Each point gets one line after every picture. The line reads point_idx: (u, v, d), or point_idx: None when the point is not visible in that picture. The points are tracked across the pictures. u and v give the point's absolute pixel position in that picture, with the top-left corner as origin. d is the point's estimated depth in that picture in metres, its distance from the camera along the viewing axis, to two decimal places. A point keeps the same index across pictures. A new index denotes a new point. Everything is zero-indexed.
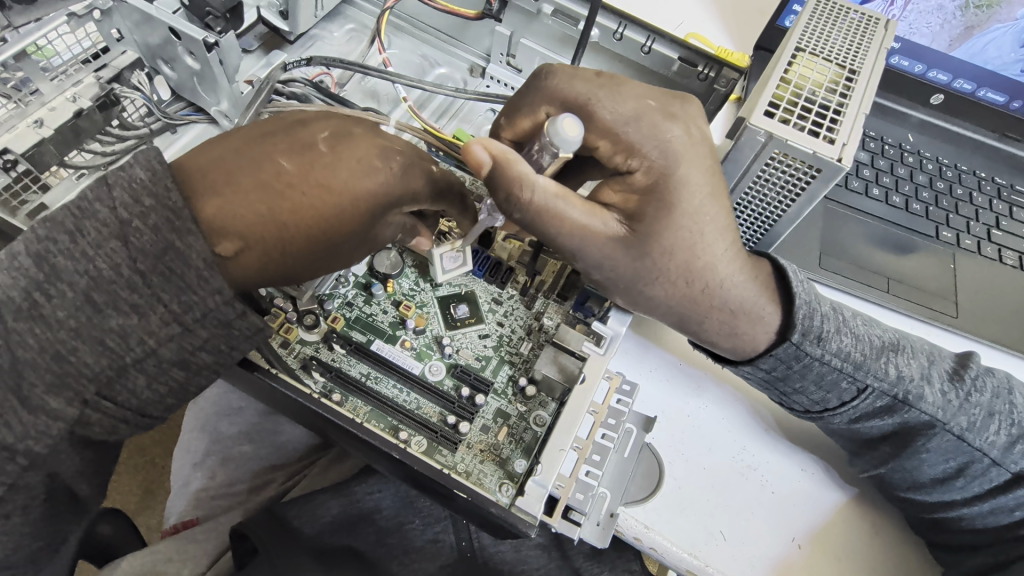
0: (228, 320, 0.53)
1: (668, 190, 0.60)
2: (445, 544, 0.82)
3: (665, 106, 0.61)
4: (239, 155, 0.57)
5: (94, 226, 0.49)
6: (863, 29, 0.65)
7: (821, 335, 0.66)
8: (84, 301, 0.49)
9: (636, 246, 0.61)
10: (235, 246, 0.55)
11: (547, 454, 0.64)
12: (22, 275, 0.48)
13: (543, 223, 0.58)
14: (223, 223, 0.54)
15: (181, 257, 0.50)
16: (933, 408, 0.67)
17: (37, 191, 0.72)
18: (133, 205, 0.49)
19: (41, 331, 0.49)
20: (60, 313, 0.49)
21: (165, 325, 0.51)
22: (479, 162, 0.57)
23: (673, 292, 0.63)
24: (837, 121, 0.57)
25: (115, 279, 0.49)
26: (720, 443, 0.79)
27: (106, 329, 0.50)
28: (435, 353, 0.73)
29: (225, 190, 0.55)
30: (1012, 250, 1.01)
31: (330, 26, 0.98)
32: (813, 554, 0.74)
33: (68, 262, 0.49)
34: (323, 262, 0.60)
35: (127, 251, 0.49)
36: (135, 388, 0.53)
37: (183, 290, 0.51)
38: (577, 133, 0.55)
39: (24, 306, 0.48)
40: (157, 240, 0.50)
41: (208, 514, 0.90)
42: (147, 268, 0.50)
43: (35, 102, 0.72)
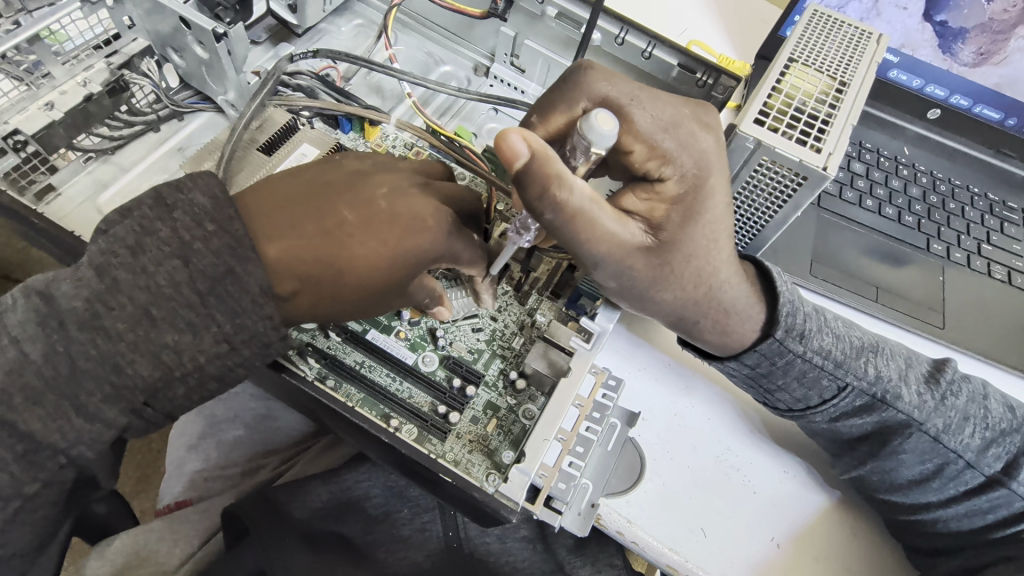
0: (269, 342, 0.55)
1: (697, 197, 0.59)
2: (432, 534, 0.83)
3: (701, 117, 0.61)
4: (304, 200, 0.59)
5: (156, 242, 0.52)
6: (856, 42, 0.67)
7: (803, 332, 0.68)
8: (142, 315, 0.51)
9: (656, 254, 0.60)
10: (295, 289, 0.57)
11: (530, 444, 0.66)
12: (84, 286, 0.51)
13: (573, 232, 0.56)
14: (287, 265, 0.56)
15: (238, 283, 0.53)
16: (909, 408, 0.69)
17: (45, 172, 0.77)
18: (195, 228, 0.53)
19: (101, 341, 0.51)
20: (120, 326, 0.51)
21: (215, 344, 0.53)
22: (514, 153, 0.51)
23: (682, 295, 0.63)
24: (825, 131, 0.58)
25: (174, 296, 0.52)
26: (704, 444, 0.81)
27: (162, 343, 0.52)
28: (429, 345, 0.74)
29: (290, 235, 0.57)
30: (1000, 264, 1.03)
31: (338, 21, 1.00)
32: (792, 554, 0.76)
33: (129, 276, 0.51)
34: (372, 307, 0.62)
35: (188, 270, 0.52)
36: (175, 398, 0.54)
37: (237, 314, 0.53)
38: (613, 125, 0.51)
39: (87, 315, 0.50)
40: (217, 263, 0.52)
41: (201, 496, 0.92)
42: (205, 288, 0.52)
43: (46, 85, 0.73)
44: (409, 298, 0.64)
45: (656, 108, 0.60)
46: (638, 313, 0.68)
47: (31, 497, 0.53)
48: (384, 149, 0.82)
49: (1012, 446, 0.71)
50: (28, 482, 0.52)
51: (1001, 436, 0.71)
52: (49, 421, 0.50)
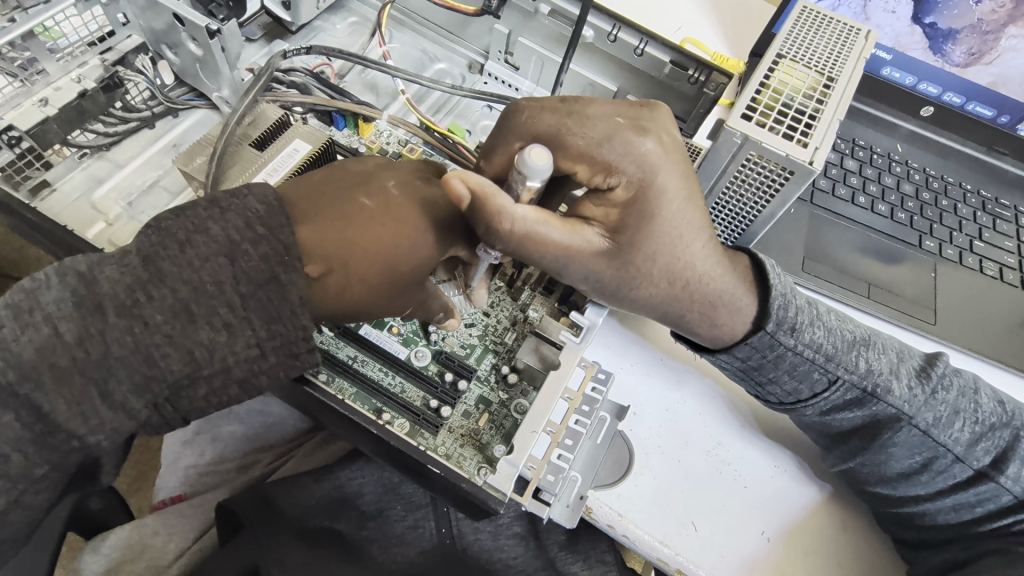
0: (297, 352, 0.56)
1: (647, 200, 0.57)
2: (425, 531, 0.83)
3: (635, 120, 0.57)
4: (329, 192, 0.59)
5: (205, 241, 0.52)
6: (844, 39, 0.67)
7: (795, 326, 0.68)
8: (181, 310, 0.51)
9: (619, 258, 0.59)
10: (325, 269, 0.56)
11: (519, 437, 0.66)
12: (130, 272, 0.51)
13: (526, 249, 0.55)
14: (317, 250, 0.56)
15: (280, 290, 0.54)
16: (899, 402, 0.69)
17: (39, 167, 0.77)
18: (245, 229, 0.53)
19: (141, 332, 0.50)
20: (157, 317, 0.51)
21: (247, 348, 0.53)
22: (457, 197, 0.52)
23: (657, 292, 0.62)
24: (811, 127, 0.59)
25: (216, 295, 0.52)
26: (696, 438, 0.81)
27: (196, 341, 0.51)
28: (421, 340, 0.75)
29: (319, 221, 0.57)
30: (993, 261, 1.04)
31: (333, 18, 1.00)
32: (782, 548, 0.76)
33: (175, 269, 0.51)
34: (395, 297, 0.61)
35: (232, 270, 0.52)
36: (195, 399, 0.54)
37: (274, 320, 0.54)
38: (546, 158, 0.51)
39: (127, 302, 0.50)
40: (264, 268, 0.53)
41: (195, 491, 0.93)
42: (247, 290, 0.53)
43: (41, 81, 0.73)
44: (428, 302, 0.65)
45: (603, 115, 0.57)
46: (614, 306, 0.67)
47: (34, 484, 0.53)
48: (379, 147, 0.81)
49: (1001, 439, 0.71)
50: (39, 463, 0.51)
51: (990, 431, 0.70)
52: (76, 405, 0.49)
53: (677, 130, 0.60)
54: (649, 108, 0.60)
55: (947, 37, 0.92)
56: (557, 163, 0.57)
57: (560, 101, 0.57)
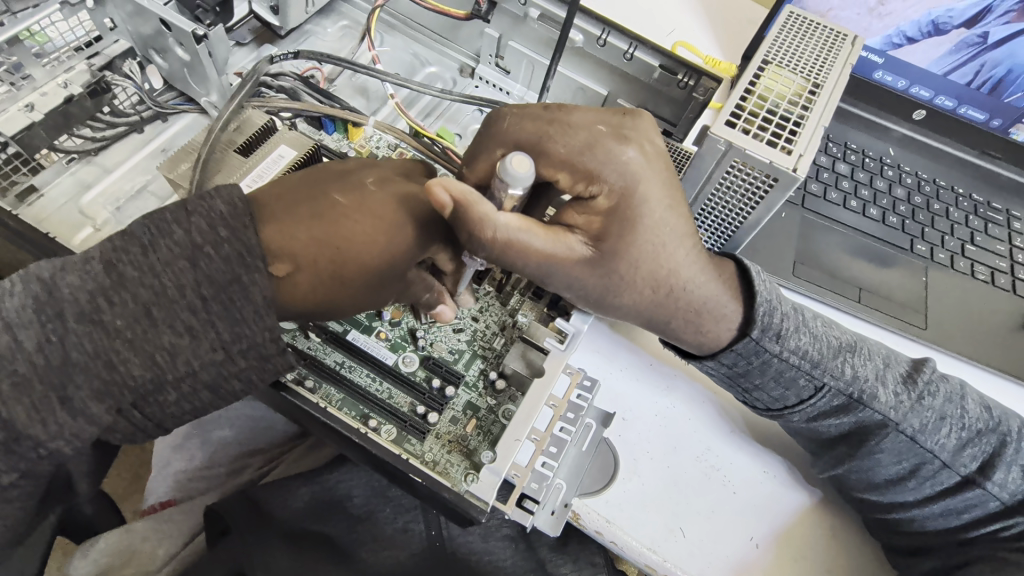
0: (268, 355, 0.55)
1: (630, 208, 0.57)
2: (415, 533, 0.83)
3: (617, 128, 0.57)
4: (298, 194, 0.59)
5: (168, 245, 0.52)
6: (831, 45, 0.67)
7: (780, 332, 0.67)
8: (142, 313, 0.51)
9: (603, 266, 0.58)
10: (290, 270, 0.56)
11: (502, 444, 0.66)
12: (93, 279, 0.51)
13: (509, 257, 0.55)
14: (285, 246, 0.56)
15: (243, 291, 0.53)
16: (885, 408, 0.69)
17: (26, 172, 0.77)
18: (207, 231, 0.53)
19: (99, 337, 0.50)
20: (118, 321, 0.51)
21: (211, 350, 0.53)
22: (440, 204, 0.52)
23: (641, 299, 0.62)
24: (796, 133, 0.59)
25: (177, 298, 0.52)
26: (685, 444, 0.81)
27: (158, 345, 0.51)
28: (409, 345, 0.75)
29: (286, 223, 0.57)
30: (984, 265, 1.04)
31: (324, 22, 1.00)
32: (770, 554, 0.76)
33: (136, 273, 0.51)
34: (367, 295, 0.61)
35: (194, 274, 0.52)
36: (166, 404, 0.54)
37: (236, 322, 0.53)
38: (529, 167, 0.51)
39: (88, 309, 0.50)
40: (226, 270, 0.53)
41: (183, 496, 0.92)
42: (209, 294, 0.52)
43: (27, 86, 0.73)
44: (405, 292, 0.64)
45: (586, 123, 0.57)
46: (600, 314, 0.67)
47: (10, 490, 0.53)
48: (368, 151, 0.82)
49: (987, 445, 0.71)
50: (6, 471, 0.51)
51: (977, 436, 0.71)
52: (34, 412, 0.49)
53: (661, 138, 0.61)
54: (632, 112, 0.59)
55: (914, 54, 0.94)
56: (541, 172, 0.57)
57: (543, 109, 0.58)
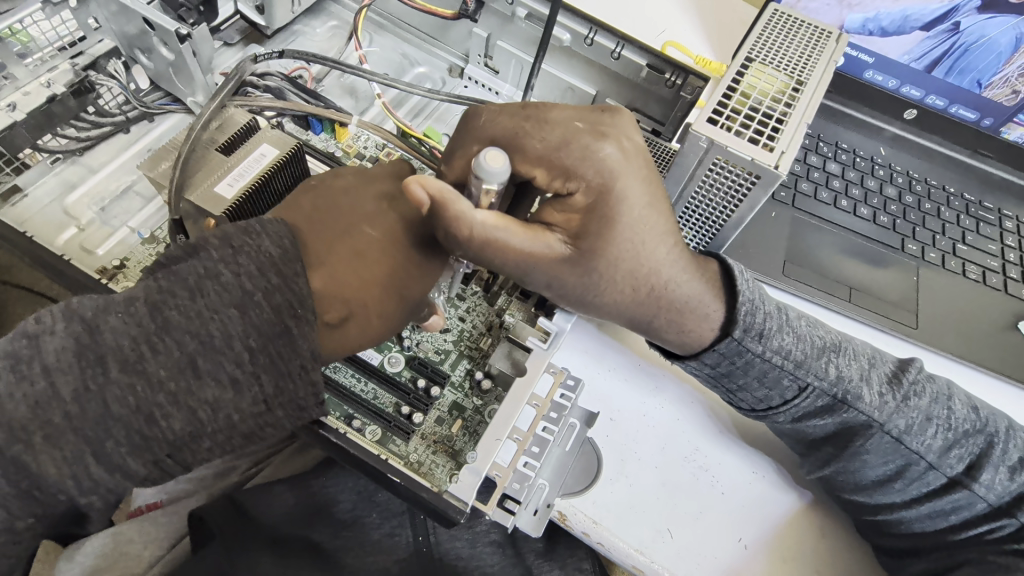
0: (306, 407, 0.55)
1: (608, 206, 0.57)
2: (402, 539, 0.82)
3: (595, 125, 0.57)
4: (336, 230, 0.57)
5: (215, 287, 0.50)
6: (815, 42, 0.67)
7: (763, 332, 0.67)
8: (187, 364, 0.49)
9: (581, 264, 0.58)
10: (342, 315, 0.56)
11: (483, 444, 0.65)
12: (135, 323, 0.48)
13: (487, 255, 0.55)
14: (334, 292, 0.55)
15: (291, 344, 0.52)
16: (870, 409, 0.68)
17: (9, 173, 0.76)
18: (258, 278, 0.52)
19: (141, 389, 0.48)
20: (161, 372, 0.48)
21: (253, 404, 0.52)
22: (417, 201, 0.52)
23: (622, 298, 0.62)
24: (778, 130, 0.58)
25: (224, 350, 0.50)
26: (672, 445, 0.81)
27: (201, 400, 0.49)
28: (395, 346, 0.74)
29: (332, 267, 0.56)
30: (975, 264, 1.03)
31: (313, 22, 1.00)
32: (757, 555, 0.76)
33: (182, 318, 0.49)
34: (410, 323, 0.61)
35: (243, 322, 0.50)
36: (199, 452, 0.52)
37: (282, 375, 0.52)
38: (504, 163, 0.51)
39: (131, 358, 0.48)
40: (276, 321, 0.52)
41: (172, 498, 0.89)
42: (257, 345, 0.51)
43: (8, 85, 0.72)
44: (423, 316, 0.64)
45: (564, 120, 0.57)
46: (582, 313, 0.66)
47: None
48: (356, 150, 0.83)
49: (975, 446, 0.70)
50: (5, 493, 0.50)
51: (964, 437, 0.70)
52: (59, 469, 0.47)
53: (641, 136, 0.61)
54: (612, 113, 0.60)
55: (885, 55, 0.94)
56: (518, 169, 0.57)
57: (522, 106, 0.58)
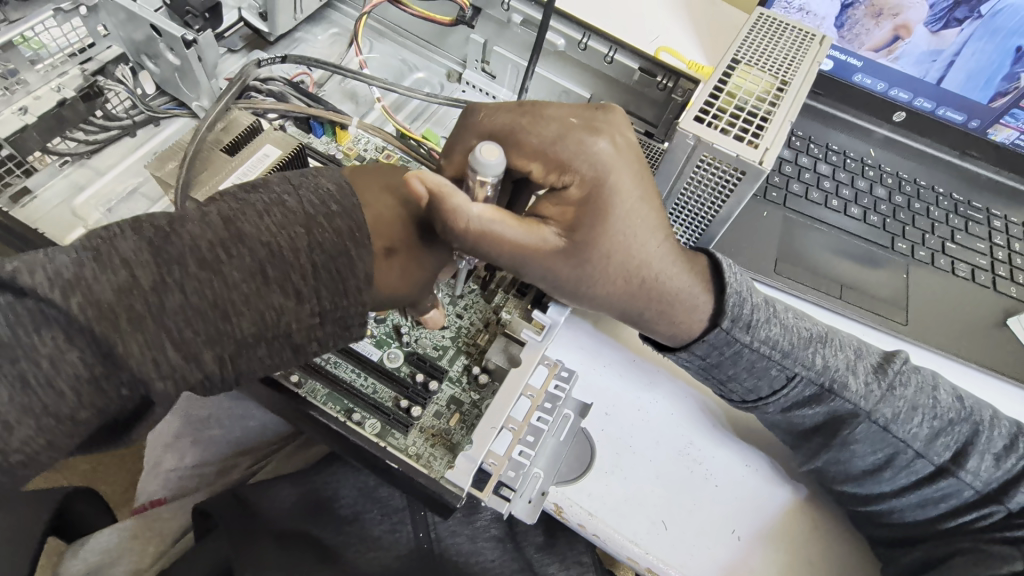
0: (352, 326, 0.53)
1: (601, 199, 0.59)
2: (403, 535, 0.83)
3: (589, 120, 0.60)
4: (385, 179, 0.57)
5: (282, 212, 0.50)
6: (799, 44, 0.69)
7: (750, 322, 0.69)
8: (258, 270, 0.47)
9: (575, 255, 0.60)
10: (388, 249, 0.54)
11: (478, 432, 0.66)
12: (211, 228, 0.47)
13: (483, 248, 0.57)
14: (384, 231, 0.54)
15: (350, 265, 0.51)
16: (855, 397, 0.70)
17: (20, 174, 0.78)
18: (319, 205, 0.51)
19: (218, 287, 0.47)
20: (236, 273, 0.47)
21: (310, 316, 0.50)
22: (416, 196, 0.55)
23: (614, 290, 0.63)
24: (763, 128, 0.60)
25: (291, 261, 0.49)
26: (666, 438, 0.82)
27: (268, 304, 0.48)
28: (394, 342, 0.76)
29: (380, 202, 0.55)
30: (965, 262, 1.05)
31: (314, 30, 1.03)
32: (750, 546, 0.77)
33: (254, 228, 0.48)
34: None
35: (307, 239, 0.49)
36: (254, 362, 0.50)
37: (341, 293, 0.51)
38: (500, 155, 0.54)
39: (207, 257, 0.46)
40: (337, 242, 0.50)
41: (174, 494, 0.93)
42: (320, 261, 0.50)
43: (21, 90, 0.75)
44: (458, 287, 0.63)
45: (568, 111, 0.60)
46: (579, 306, 0.68)
47: None
48: (356, 153, 0.85)
49: (960, 434, 0.71)
50: None
51: (950, 425, 0.71)
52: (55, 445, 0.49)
53: (631, 132, 0.63)
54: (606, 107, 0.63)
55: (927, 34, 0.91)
56: (514, 164, 0.59)
57: (519, 103, 0.60)
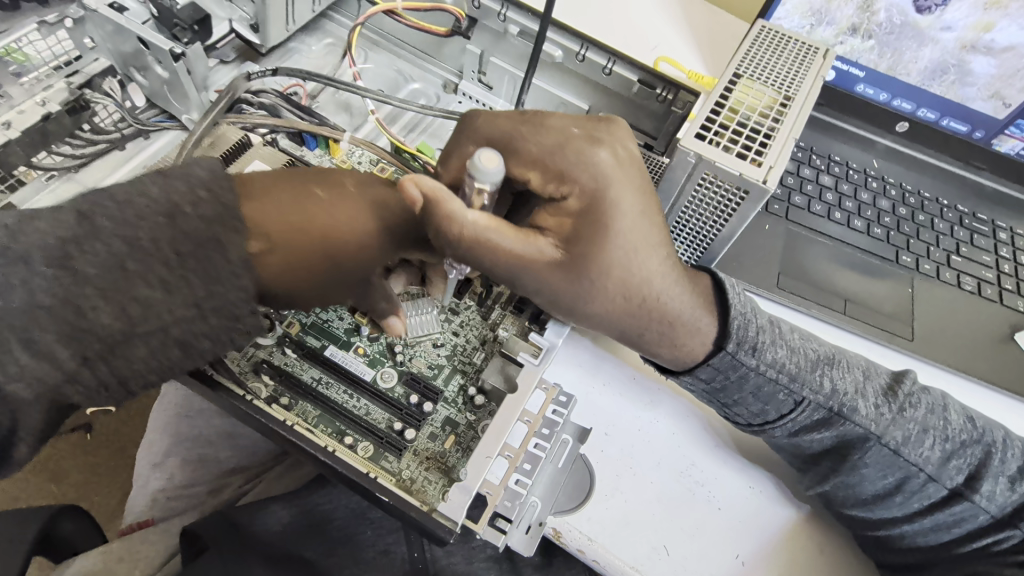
0: (240, 317, 0.54)
1: (601, 210, 0.57)
2: (397, 556, 0.80)
3: (589, 131, 0.59)
4: (286, 178, 0.59)
5: (149, 205, 0.50)
6: (803, 57, 0.68)
7: (756, 345, 0.67)
8: (118, 267, 0.48)
9: (573, 268, 0.58)
10: (266, 246, 0.55)
11: (473, 461, 0.64)
12: (63, 227, 0.48)
13: (476, 255, 0.56)
14: (262, 227, 0.55)
15: (221, 252, 0.52)
16: (866, 421, 0.68)
17: (4, 189, 0.76)
18: (190, 195, 0.52)
19: (69, 283, 0.47)
20: (91, 270, 0.48)
21: (186, 308, 0.51)
22: (412, 200, 0.55)
23: (613, 307, 0.61)
24: (766, 145, 0.59)
25: (153, 251, 0.49)
26: (668, 459, 0.80)
27: (131, 296, 0.49)
28: (387, 361, 0.74)
29: (266, 198, 0.56)
30: (971, 275, 1.03)
31: (308, 40, 1.01)
32: (755, 571, 0.75)
33: (113, 226, 0.49)
34: (329, 284, 0.60)
35: (173, 232, 0.50)
36: (134, 361, 0.51)
37: (213, 281, 0.52)
38: (498, 163, 0.52)
39: (60, 255, 0.47)
40: (206, 232, 0.51)
41: (164, 515, 0.90)
42: (188, 253, 0.51)
43: (3, 104, 0.73)
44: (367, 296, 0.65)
45: (563, 120, 0.59)
46: (575, 323, 0.66)
47: None
48: (350, 165, 0.82)
49: (973, 456, 0.69)
50: None
51: (962, 448, 0.69)
52: None
53: (635, 145, 0.61)
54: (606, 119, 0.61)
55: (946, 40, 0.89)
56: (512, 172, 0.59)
57: (522, 112, 0.60)
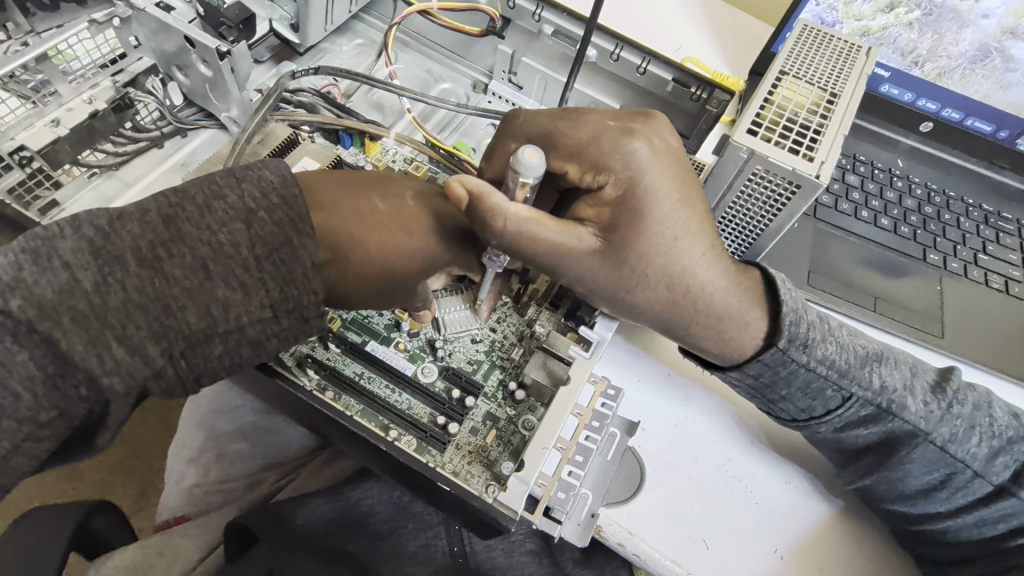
0: (308, 317, 0.56)
1: (638, 199, 0.59)
2: (437, 549, 0.82)
3: (624, 124, 0.60)
4: (349, 188, 0.60)
5: (222, 207, 0.52)
6: (845, 55, 0.69)
7: (807, 342, 0.67)
8: (199, 267, 0.50)
9: (613, 256, 0.59)
10: (332, 255, 0.57)
11: (530, 454, 0.65)
12: (150, 229, 0.50)
13: (520, 248, 0.57)
14: (328, 236, 0.57)
15: (293, 253, 0.53)
16: (915, 418, 0.68)
17: (49, 187, 0.76)
18: (260, 198, 0.53)
19: (158, 284, 0.49)
20: (177, 271, 0.50)
21: (260, 307, 0.53)
22: (456, 198, 0.55)
23: (655, 297, 0.62)
24: (817, 141, 0.59)
25: (234, 254, 0.51)
26: (704, 453, 0.80)
27: (212, 296, 0.51)
28: (427, 356, 0.74)
29: (333, 209, 0.58)
30: (998, 274, 1.04)
31: (340, 40, 1.02)
32: (794, 565, 0.75)
33: (193, 229, 0.51)
34: (388, 292, 0.62)
35: (249, 234, 0.52)
36: (211, 355, 0.52)
37: (287, 281, 0.53)
38: (539, 158, 0.53)
39: (148, 256, 0.49)
40: (277, 233, 0.53)
41: (197, 510, 0.92)
42: (263, 254, 0.52)
43: (53, 102, 0.74)
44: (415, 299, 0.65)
45: (600, 120, 0.61)
46: (623, 318, 0.67)
47: None
48: (385, 164, 0.82)
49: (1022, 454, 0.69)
50: None
51: (1009, 445, 0.69)
52: None
53: (677, 138, 0.62)
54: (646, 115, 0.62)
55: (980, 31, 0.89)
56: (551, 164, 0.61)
57: (563, 111, 0.62)
